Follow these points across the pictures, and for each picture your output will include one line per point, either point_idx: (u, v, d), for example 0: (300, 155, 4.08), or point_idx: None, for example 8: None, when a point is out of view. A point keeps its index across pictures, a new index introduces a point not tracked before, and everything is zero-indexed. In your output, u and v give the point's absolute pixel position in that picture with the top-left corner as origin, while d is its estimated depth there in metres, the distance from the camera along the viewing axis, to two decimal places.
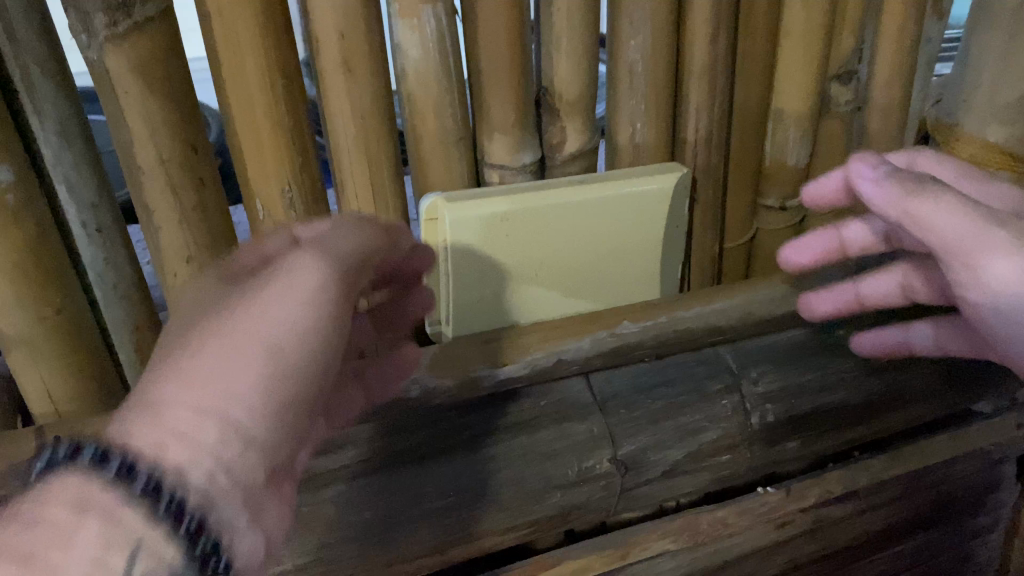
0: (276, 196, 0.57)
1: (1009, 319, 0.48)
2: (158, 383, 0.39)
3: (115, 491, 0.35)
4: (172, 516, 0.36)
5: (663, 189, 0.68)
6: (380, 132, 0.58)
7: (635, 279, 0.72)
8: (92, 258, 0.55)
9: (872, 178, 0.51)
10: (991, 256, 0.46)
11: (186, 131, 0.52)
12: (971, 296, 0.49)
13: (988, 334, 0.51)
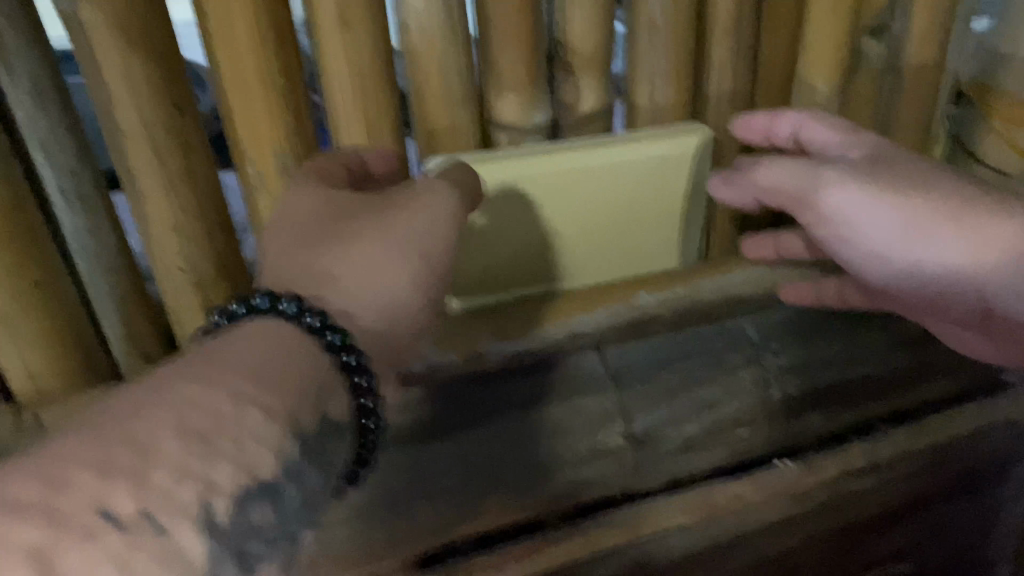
0: (270, 161, 0.53)
1: (865, 245, 0.56)
2: (321, 250, 0.50)
3: (304, 339, 0.47)
4: (345, 371, 0.48)
5: (684, 151, 0.63)
6: (380, 90, 0.54)
7: (654, 248, 0.68)
8: (74, 228, 0.52)
9: (728, 185, 0.62)
10: (825, 188, 0.55)
11: (170, 91, 0.48)
12: (828, 233, 0.57)
13: (875, 279, 0.58)
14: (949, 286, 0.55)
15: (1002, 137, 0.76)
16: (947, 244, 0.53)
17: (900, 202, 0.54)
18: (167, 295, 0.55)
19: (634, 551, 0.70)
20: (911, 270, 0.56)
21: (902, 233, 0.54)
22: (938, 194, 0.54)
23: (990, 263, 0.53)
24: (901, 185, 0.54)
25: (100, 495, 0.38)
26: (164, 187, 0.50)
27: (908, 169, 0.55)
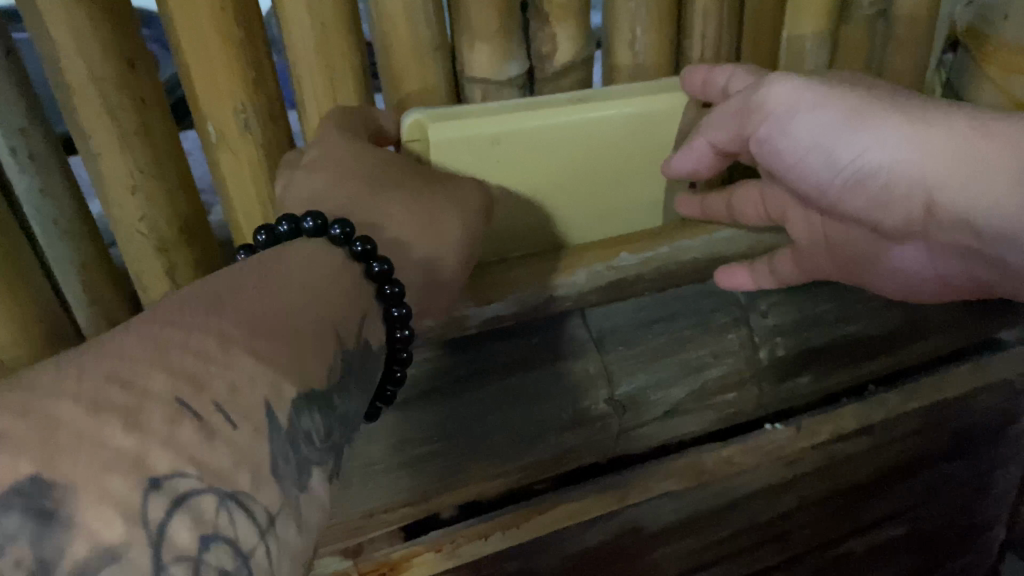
0: (230, 118, 0.51)
1: (811, 151, 0.50)
2: (359, 196, 0.48)
3: (349, 264, 0.43)
4: (384, 300, 0.44)
5: (671, 107, 0.60)
6: (344, 42, 0.52)
7: (635, 208, 0.66)
8: (26, 189, 0.50)
9: (686, 151, 0.58)
10: (765, 90, 0.51)
11: (121, 42, 0.45)
12: (794, 155, 0.51)
13: (838, 198, 0.52)
14: (907, 192, 0.47)
15: (997, 86, 0.74)
16: (892, 136, 0.46)
17: (843, 98, 0.48)
18: (129, 259, 0.53)
19: (622, 516, 0.68)
20: (863, 172, 0.48)
21: (848, 128, 0.48)
22: (883, 93, 0.48)
23: (938, 142, 0.45)
24: (840, 85, 0.49)
25: (164, 435, 0.28)
26: (118, 145, 0.48)
27: (855, 78, 0.50)
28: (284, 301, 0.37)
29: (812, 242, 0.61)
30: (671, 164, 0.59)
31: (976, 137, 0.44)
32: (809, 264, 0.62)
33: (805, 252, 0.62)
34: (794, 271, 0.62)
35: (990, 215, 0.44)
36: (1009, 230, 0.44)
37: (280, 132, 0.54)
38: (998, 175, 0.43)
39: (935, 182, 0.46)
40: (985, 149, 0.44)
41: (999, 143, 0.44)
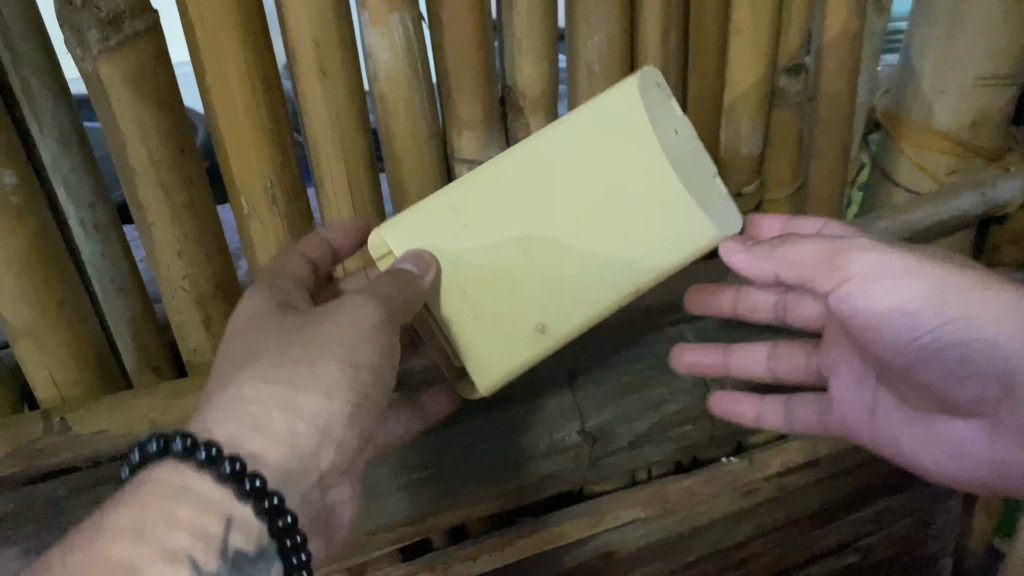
0: (260, 192, 0.61)
1: (895, 316, 0.55)
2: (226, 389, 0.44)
3: (204, 476, 0.39)
4: (265, 518, 0.40)
5: (633, 91, 0.50)
6: (355, 130, 0.62)
7: (682, 229, 0.51)
8: (90, 254, 0.59)
9: (742, 248, 0.57)
10: (850, 259, 0.54)
11: (174, 132, 0.56)
12: (891, 322, 0.55)
13: (914, 359, 0.57)
14: (991, 363, 0.53)
15: (912, 160, 0.86)
16: (986, 312, 0.52)
17: (933, 273, 0.53)
18: (172, 312, 0.62)
19: (595, 542, 0.77)
20: (952, 340, 0.53)
21: (932, 304, 0.53)
22: (970, 269, 0.53)
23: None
24: (931, 262, 0.53)
25: None
26: (169, 216, 0.58)
27: (944, 255, 0.55)
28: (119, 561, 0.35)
29: (850, 401, 0.67)
30: (731, 256, 0.57)
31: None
32: (847, 420, 0.68)
33: (834, 409, 0.68)
34: (818, 422, 0.70)
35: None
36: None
37: (299, 205, 0.64)
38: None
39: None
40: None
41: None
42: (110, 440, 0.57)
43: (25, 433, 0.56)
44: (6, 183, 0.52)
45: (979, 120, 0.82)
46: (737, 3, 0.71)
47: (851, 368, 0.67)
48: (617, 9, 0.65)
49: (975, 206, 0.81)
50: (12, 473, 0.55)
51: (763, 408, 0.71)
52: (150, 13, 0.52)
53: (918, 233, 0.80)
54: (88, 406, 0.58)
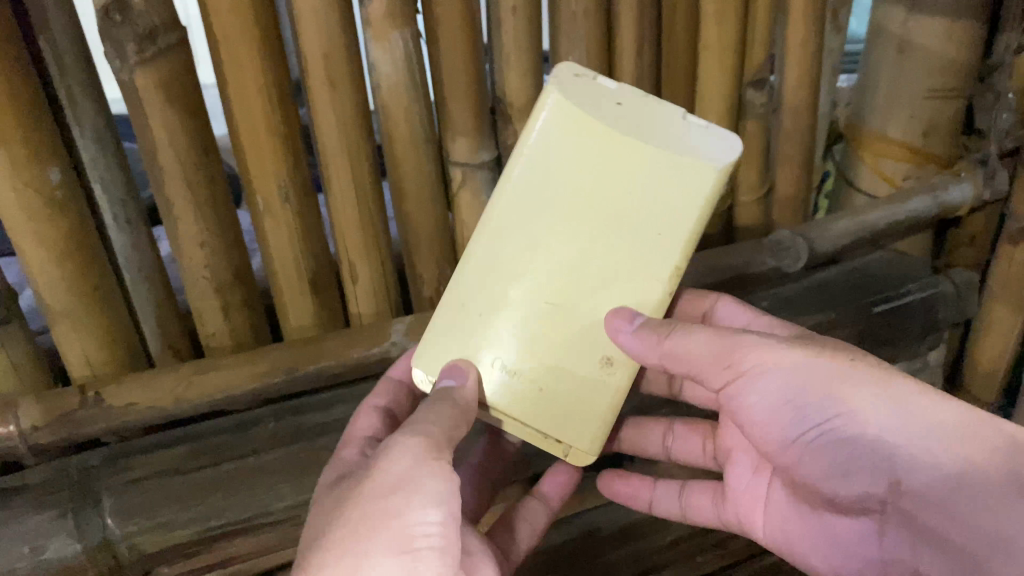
0: (274, 191, 0.68)
1: (785, 407, 0.50)
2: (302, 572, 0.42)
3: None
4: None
5: (561, 106, 0.51)
6: (359, 136, 0.69)
7: (694, 174, 0.50)
8: (121, 246, 0.65)
9: (628, 327, 0.51)
10: (744, 350, 0.51)
11: (199, 134, 0.63)
12: (823, 419, 0.49)
13: (803, 455, 0.51)
14: (877, 466, 0.47)
15: (871, 167, 0.93)
16: (872, 408, 0.48)
17: (821, 369, 0.50)
18: (193, 301, 0.69)
19: (582, 519, 0.84)
20: (841, 434, 0.48)
21: (835, 395, 0.49)
22: (871, 364, 0.50)
23: (922, 427, 0.46)
24: (820, 351, 0.51)
25: None
26: (193, 211, 0.64)
27: (845, 347, 0.52)
28: None
29: (747, 494, 0.60)
30: (616, 334, 0.51)
31: (960, 427, 0.46)
32: (739, 511, 0.61)
33: (725, 499, 0.62)
34: (713, 516, 0.64)
35: (945, 504, 0.45)
36: (956, 523, 0.44)
37: (308, 204, 0.70)
38: (971, 475, 0.44)
39: (915, 464, 0.46)
40: (964, 441, 0.45)
41: (983, 439, 0.45)
42: (139, 411, 0.63)
43: (61, 404, 0.62)
44: (52, 178, 0.58)
45: (931, 130, 0.89)
46: (705, 23, 0.78)
47: (746, 457, 0.60)
48: (595, 28, 0.72)
49: (925, 208, 0.87)
50: (51, 439, 0.61)
51: (657, 494, 0.67)
52: (181, 29, 0.59)
53: (871, 232, 0.87)
54: (118, 381, 0.64)
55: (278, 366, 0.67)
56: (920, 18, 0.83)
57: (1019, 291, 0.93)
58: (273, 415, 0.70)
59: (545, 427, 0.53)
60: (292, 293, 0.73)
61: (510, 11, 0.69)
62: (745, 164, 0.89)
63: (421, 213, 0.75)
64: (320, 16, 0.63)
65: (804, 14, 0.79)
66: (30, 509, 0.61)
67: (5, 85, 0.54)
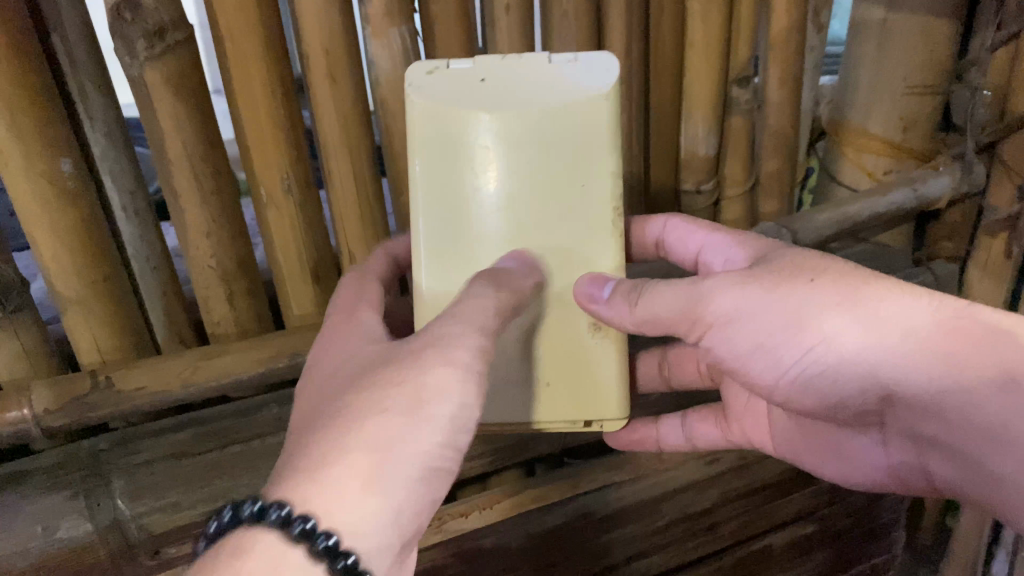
0: (277, 183, 0.70)
1: (756, 348, 0.53)
2: (354, 460, 0.41)
3: (317, 566, 0.39)
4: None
5: (436, 112, 0.50)
6: (359, 129, 0.71)
7: (588, 113, 0.50)
8: (130, 236, 0.68)
9: (599, 298, 0.53)
10: (708, 297, 0.53)
11: (205, 127, 0.65)
12: (799, 360, 0.52)
13: (792, 392, 0.55)
14: (866, 384, 0.52)
15: (853, 161, 0.96)
16: (850, 331, 0.50)
17: (788, 301, 0.51)
18: (199, 289, 0.71)
19: (574, 501, 0.79)
20: (827, 362, 0.51)
21: (795, 331, 0.51)
22: (829, 281, 0.51)
23: (897, 337, 0.49)
24: (782, 279, 0.52)
25: None
26: (199, 202, 0.67)
27: (804, 259, 0.53)
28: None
29: (748, 412, 0.67)
30: (589, 304, 0.53)
31: (933, 326, 0.49)
32: (749, 432, 0.68)
33: (731, 420, 0.68)
34: (720, 438, 0.70)
35: (938, 406, 0.49)
36: (952, 420, 0.49)
37: (310, 196, 0.73)
38: (958, 373, 0.48)
39: (902, 375, 0.50)
40: (942, 340, 0.49)
41: (960, 333, 0.49)
42: (147, 395, 0.65)
43: (72, 388, 0.64)
44: (64, 169, 0.60)
45: (909, 125, 0.92)
46: (691, 20, 0.81)
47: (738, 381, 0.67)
48: (585, 26, 0.75)
49: (905, 200, 0.90)
50: (63, 422, 0.63)
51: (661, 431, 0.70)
52: (188, 26, 0.62)
53: (854, 223, 0.90)
54: (127, 366, 0.66)
55: (282, 352, 0.70)
56: (897, 17, 0.86)
57: (997, 281, 0.96)
58: (276, 401, 0.72)
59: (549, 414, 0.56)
60: (294, 282, 0.76)
61: (504, 10, 0.72)
62: (730, 159, 0.92)
63: None
64: (321, 12, 0.65)
65: (787, 13, 0.82)
66: (42, 491, 0.63)
67: (22, 79, 0.56)
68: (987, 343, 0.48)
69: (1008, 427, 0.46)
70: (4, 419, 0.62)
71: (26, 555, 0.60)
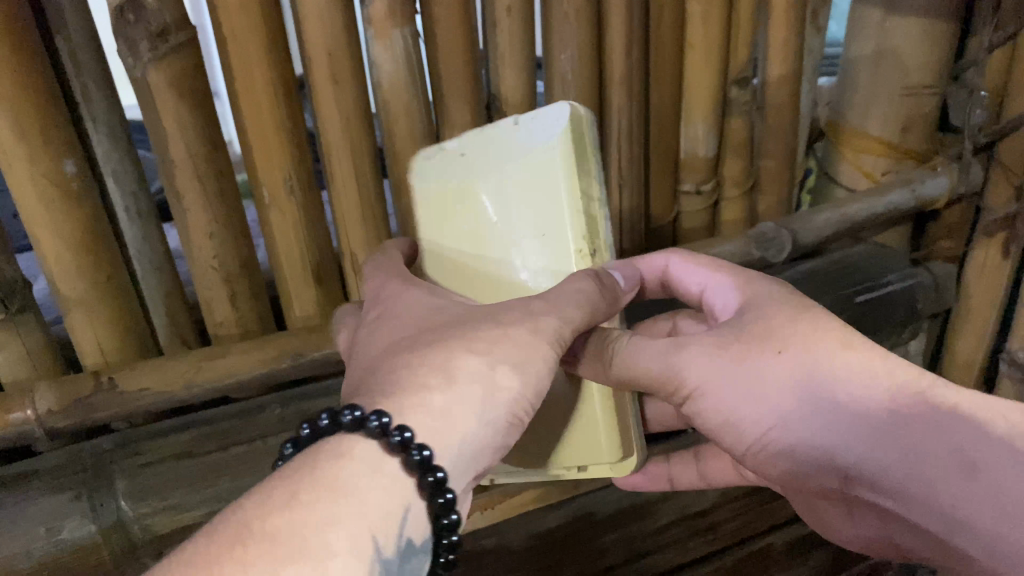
0: (280, 184, 0.70)
1: (717, 416, 0.50)
2: (433, 384, 0.43)
3: (395, 458, 0.40)
4: (436, 529, 0.41)
5: (427, 164, 0.56)
6: (361, 131, 0.71)
7: (543, 162, 0.51)
8: (132, 237, 0.68)
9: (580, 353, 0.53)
10: (673, 363, 0.50)
11: (208, 129, 0.65)
12: (756, 430, 0.49)
13: (750, 464, 0.51)
14: (823, 462, 0.48)
15: (852, 162, 0.97)
16: (807, 412, 0.47)
17: (751, 368, 0.48)
18: (202, 290, 0.71)
19: (572, 503, 0.79)
20: (787, 443, 0.48)
21: (752, 398, 0.48)
22: (797, 351, 0.48)
23: (853, 417, 0.46)
24: (748, 350, 0.49)
25: (301, 529, 0.35)
26: (203, 203, 0.67)
27: (774, 321, 0.50)
28: (336, 506, 0.36)
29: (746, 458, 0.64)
30: (570, 357, 0.53)
31: (890, 407, 0.46)
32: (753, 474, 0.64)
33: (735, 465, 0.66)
34: (732, 474, 0.67)
35: (898, 493, 0.45)
36: (911, 507, 0.45)
37: (312, 197, 0.73)
38: (916, 458, 0.45)
39: (860, 461, 0.46)
40: (898, 421, 0.45)
41: (917, 415, 0.45)
42: (150, 396, 0.66)
43: (75, 389, 0.64)
44: (68, 170, 0.61)
45: (908, 126, 0.92)
46: (691, 22, 0.82)
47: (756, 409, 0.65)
48: (586, 27, 0.75)
49: (903, 201, 0.91)
50: (67, 423, 0.63)
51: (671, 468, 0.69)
52: (191, 28, 0.62)
53: (852, 224, 0.90)
54: (131, 366, 0.66)
55: (284, 352, 0.70)
56: (895, 18, 0.87)
57: (995, 281, 0.96)
58: (278, 402, 0.72)
59: (547, 456, 0.57)
60: (296, 283, 0.76)
61: (506, 11, 0.72)
62: (729, 160, 0.93)
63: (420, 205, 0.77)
64: (325, 14, 0.65)
65: (786, 14, 0.82)
66: (46, 491, 0.63)
67: (26, 81, 0.57)
68: (944, 426, 0.45)
69: (967, 518, 0.43)
70: (7, 419, 0.62)
71: (30, 556, 0.60)
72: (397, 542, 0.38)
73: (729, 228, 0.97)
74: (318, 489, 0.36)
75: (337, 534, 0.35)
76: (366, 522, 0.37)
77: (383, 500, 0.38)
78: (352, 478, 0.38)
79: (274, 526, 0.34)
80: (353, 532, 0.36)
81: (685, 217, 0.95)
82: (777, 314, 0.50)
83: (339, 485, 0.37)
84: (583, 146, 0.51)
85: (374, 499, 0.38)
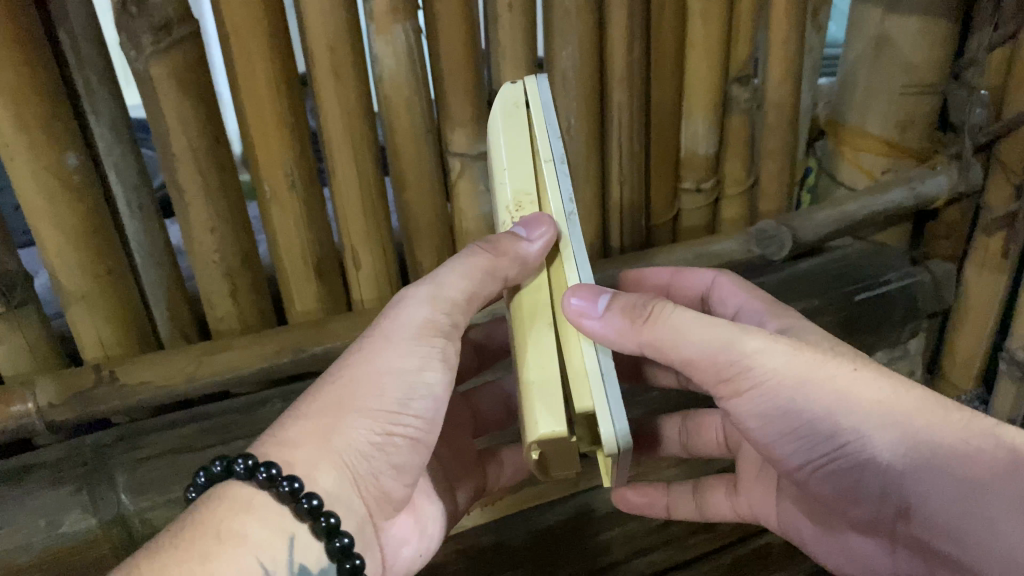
0: (281, 179, 0.70)
1: (783, 431, 0.50)
2: (337, 399, 0.46)
3: (265, 492, 0.42)
4: (334, 557, 0.43)
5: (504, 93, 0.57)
6: (363, 126, 0.71)
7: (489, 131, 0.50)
8: (135, 231, 0.68)
9: (594, 311, 0.45)
10: (742, 359, 0.48)
11: (209, 123, 0.65)
12: (820, 446, 0.49)
13: (810, 476, 0.52)
14: (885, 490, 0.48)
15: (851, 161, 0.97)
16: (881, 436, 0.47)
17: (824, 387, 0.47)
18: (203, 285, 0.71)
19: (576, 499, 0.79)
20: (854, 459, 0.48)
21: (823, 423, 0.48)
22: (870, 374, 0.48)
23: (927, 449, 0.46)
24: (824, 361, 0.48)
25: (186, 561, 0.36)
26: (204, 197, 0.67)
27: (835, 350, 0.50)
28: (213, 538, 0.38)
29: (759, 481, 0.65)
30: (580, 320, 0.45)
31: (960, 442, 0.46)
32: (755, 508, 0.65)
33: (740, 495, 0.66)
34: (730, 510, 0.67)
35: (950, 531, 0.45)
36: (961, 547, 0.45)
37: (314, 191, 0.73)
38: (973, 500, 0.44)
39: (923, 494, 0.46)
40: (965, 462, 0.45)
41: (984, 457, 0.45)
42: (151, 389, 0.66)
43: (76, 382, 0.64)
44: (69, 163, 0.61)
45: (907, 125, 0.92)
46: (692, 20, 0.82)
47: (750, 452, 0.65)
48: (588, 23, 0.75)
49: (903, 199, 0.91)
50: (68, 416, 0.63)
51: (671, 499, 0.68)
52: (193, 22, 0.62)
53: (851, 222, 0.91)
54: (133, 361, 0.66)
55: (285, 347, 0.70)
56: (895, 17, 0.87)
57: (994, 280, 0.96)
58: (280, 397, 0.72)
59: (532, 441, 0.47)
60: (298, 277, 0.76)
61: (507, 7, 0.72)
62: (730, 159, 0.93)
63: (420, 202, 0.78)
64: (326, 9, 0.65)
65: (788, 15, 0.82)
66: (46, 485, 0.63)
67: (29, 74, 0.57)
68: (1009, 476, 0.44)
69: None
70: (8, 413, 0.62)
71: (30, 549, 0.60)
72: (287, 567, 0.40)
73: (730, 226, 0.97)
74: (199, 528, 0.38)
75: (217, 563, 0.37)
76: (255, 547, 0.39)
77: (264, 527, 0.40)
78: (226, 513, 0.40)
79: (163, 562, 0.36)
80: (234, 559, 0.38)
81: (686, 214, 0.95)
82: (846, 348, 0.51)
83: (211, 522, 0.39)
84: (518, 117, 0.48)
85: (257, 526, 0.40)
